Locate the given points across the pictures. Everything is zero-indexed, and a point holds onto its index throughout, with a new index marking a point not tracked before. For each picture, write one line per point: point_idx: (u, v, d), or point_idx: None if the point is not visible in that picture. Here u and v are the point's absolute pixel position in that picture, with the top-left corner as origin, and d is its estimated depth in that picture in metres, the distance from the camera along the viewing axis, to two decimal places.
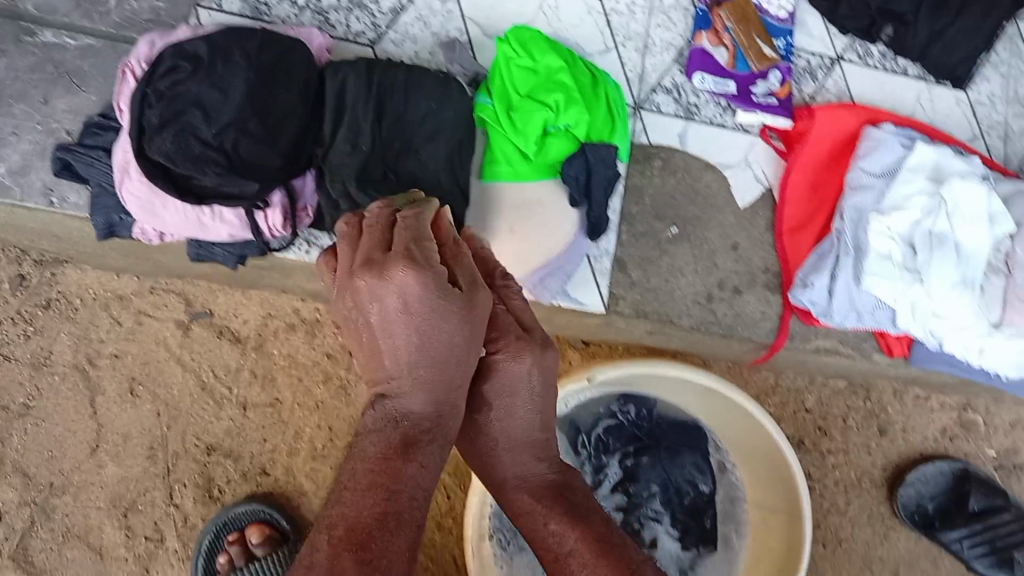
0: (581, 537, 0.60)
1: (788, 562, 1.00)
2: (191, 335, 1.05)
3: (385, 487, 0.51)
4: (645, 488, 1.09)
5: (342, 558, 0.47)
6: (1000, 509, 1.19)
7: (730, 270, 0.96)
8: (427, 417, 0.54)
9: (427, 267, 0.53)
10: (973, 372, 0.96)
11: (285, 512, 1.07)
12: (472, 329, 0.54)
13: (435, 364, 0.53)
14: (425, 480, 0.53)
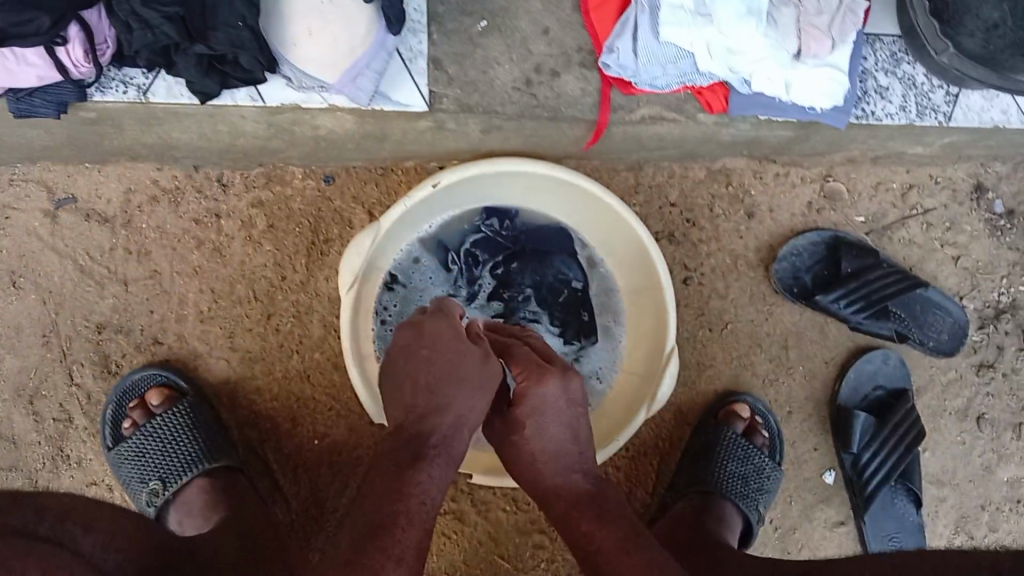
0: (608, 537, 0.77)
1: (659, 333, 1.07)
2: (61, 221, 1.10)
3: (404, 492, 0.71)
4: (520, 291, 1.13)
5: (360, 531, 0.67)
6: (874, 266, 1.24)
7: (544, 54, 1.00)
8: (438, 426, 0.77)
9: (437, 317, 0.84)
10: (787, 111, 1.02)
11: (183, 373, 1.12)
12: (476, 359, 0.81)
13: (445, 379, 0.78)
14: (435, 483, 0.74)
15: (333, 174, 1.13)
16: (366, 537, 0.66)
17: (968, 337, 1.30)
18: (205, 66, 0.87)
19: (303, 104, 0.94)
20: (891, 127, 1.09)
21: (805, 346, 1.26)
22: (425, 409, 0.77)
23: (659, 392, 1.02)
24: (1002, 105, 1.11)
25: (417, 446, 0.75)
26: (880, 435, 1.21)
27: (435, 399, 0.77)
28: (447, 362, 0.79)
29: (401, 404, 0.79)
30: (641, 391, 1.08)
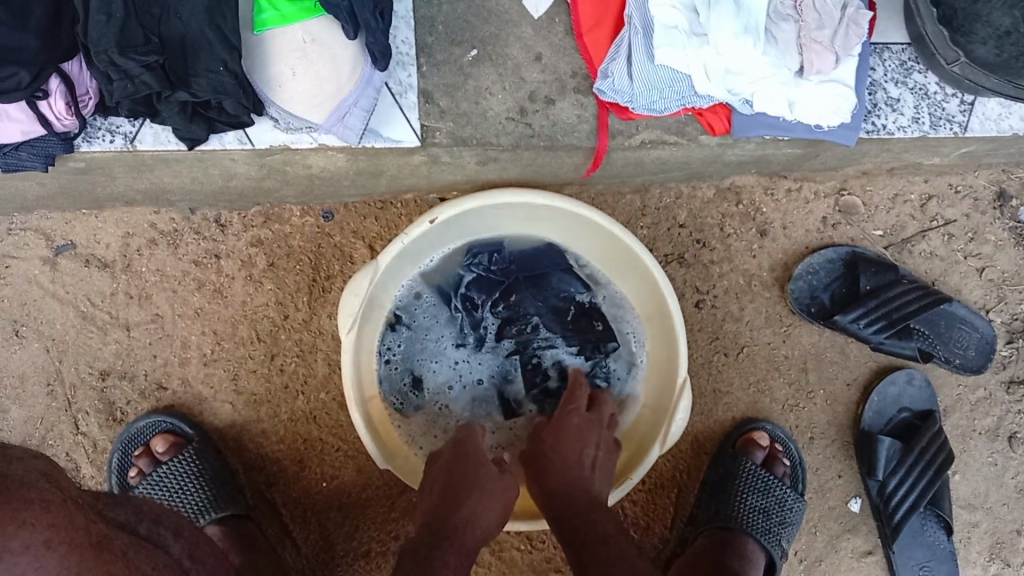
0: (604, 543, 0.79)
1: (672, 367, 1.02)
2: (60, 269, 1.09)
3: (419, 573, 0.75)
4: (526, 322, 1.09)
5: None
6: (894, 282, 1.19)
7: (538, 80, 0.98)
8: (450, 517, 0.81)
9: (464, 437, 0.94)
10: (794, 130, 0.98)
11: (188, 418, 1.10)
12: (484, 463, 0.89)
13: (462, 479, 0.86)
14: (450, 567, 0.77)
15: (331, 209, 1.12)
16: None
17: (997, 353, 1.24)
18: (189, 112, 0.86)
19: (292, 145, 0.93)
20: (904, 140, 1.05)
21: (824, 368, 1.21)
22: (449, 507, 0.82)
23: (673, 429, 0.98)
24: (1021, 112, 1.07)
25: (444, 532, 0.80)
26: (908, 459, 1.16)
27: (463, 491, 0.84)
28: (470, 463, 0.88)
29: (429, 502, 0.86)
30: (655, 426, 1.03)
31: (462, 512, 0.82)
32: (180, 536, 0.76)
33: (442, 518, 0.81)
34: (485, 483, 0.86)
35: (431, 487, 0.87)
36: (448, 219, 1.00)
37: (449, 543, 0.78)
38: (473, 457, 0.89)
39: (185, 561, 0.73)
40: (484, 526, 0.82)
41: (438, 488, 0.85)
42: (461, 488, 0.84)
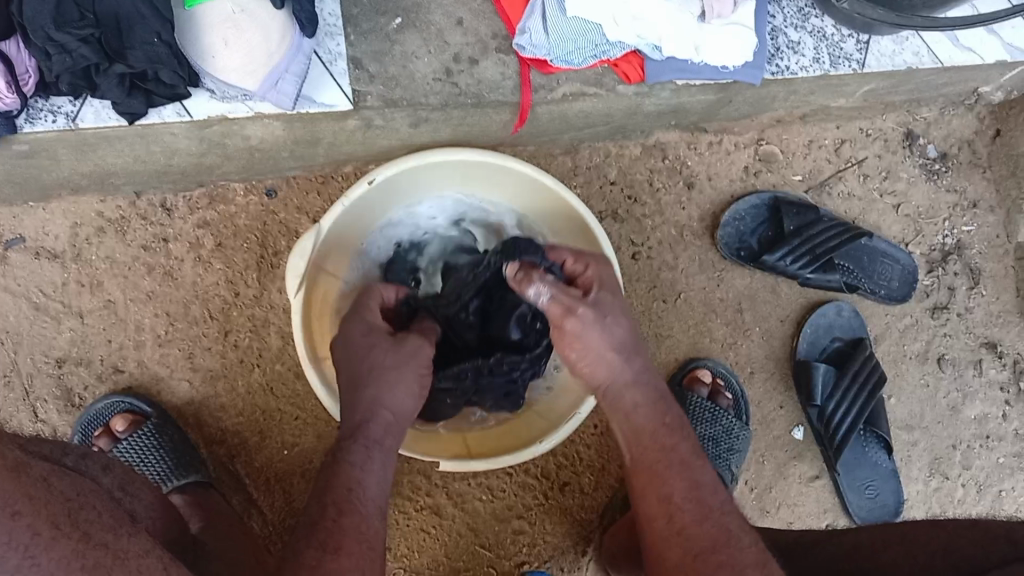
0: (694, 494, 0.80)
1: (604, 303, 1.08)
2: (11, 263, 1.12)
3: (343, 499, 0.72)
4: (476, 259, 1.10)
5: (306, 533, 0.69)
6: (815, 221, 1.27)
7: (461, 43, 1.04)
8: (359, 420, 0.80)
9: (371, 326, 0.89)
10: (703, 73, 1.05)
11: (147, 398, 1.12)
12: (387, 346, 0.86)
13: (373, 378, 0.83)
14: (371, 485, 0.76)
15: (274, 187, 1.16)
16: (325, 539, 0.68)
17: (919, 282, 1.32)
18: (127, 85, 0.90)
19: (229, 114, 0.97)
20: (807, 79, 1.13)
21: (759, 307, 1.28)
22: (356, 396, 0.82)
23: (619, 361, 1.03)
24: (914, 48, 1.14)
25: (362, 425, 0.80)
26: (842, 382, 1.22)
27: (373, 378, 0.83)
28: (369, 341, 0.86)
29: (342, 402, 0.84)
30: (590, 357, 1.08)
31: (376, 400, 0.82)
32: (110, 470, 0.75)
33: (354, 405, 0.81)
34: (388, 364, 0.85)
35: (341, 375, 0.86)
36: (386, 181, 1.06)
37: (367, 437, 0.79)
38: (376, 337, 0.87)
39: (117, 493, 0.72)
40: (398, 412, 0.83)
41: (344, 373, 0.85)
42: (372, 372, 0.83)
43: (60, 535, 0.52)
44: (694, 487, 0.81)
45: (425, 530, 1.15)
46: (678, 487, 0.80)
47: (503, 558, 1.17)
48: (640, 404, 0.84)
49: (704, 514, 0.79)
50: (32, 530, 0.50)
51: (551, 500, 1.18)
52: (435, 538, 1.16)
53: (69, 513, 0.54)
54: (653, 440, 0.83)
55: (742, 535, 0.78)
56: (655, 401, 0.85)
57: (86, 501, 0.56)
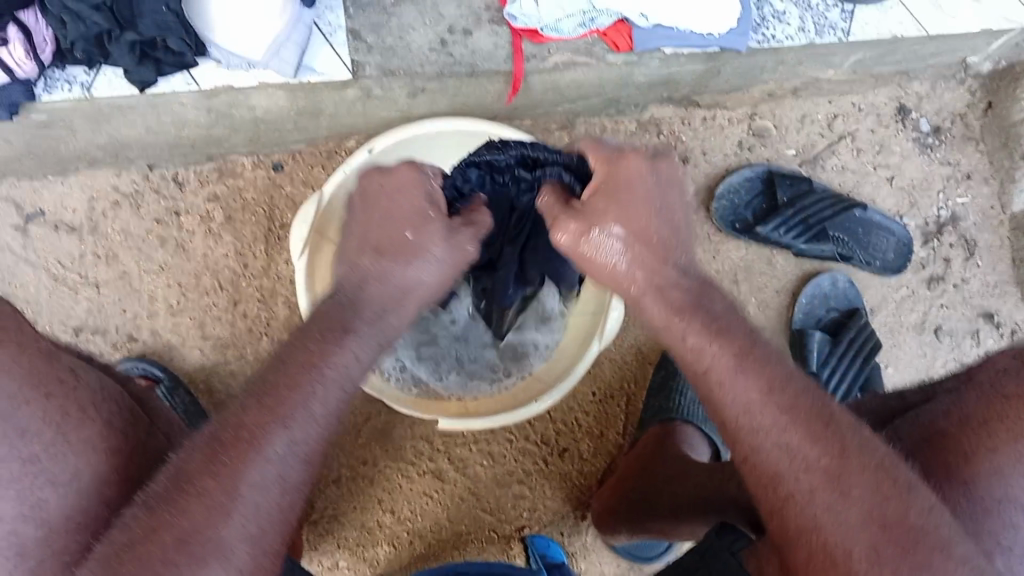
0: (813, 451, 0.63)
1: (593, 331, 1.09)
2: (32, 236, 1.17)
3: (221, 466, 0.62)
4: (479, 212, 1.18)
5: (207, 482, 0.61)
6: (808, 192, 1.29)
7: (456, 15, 1.07)
8: (201, 469, 0.62)
9: (283, 371, 0.68)
10: (690, 39, 1.09)
11: (160, 363, 1.17)
12: (289, 383, 0.67)
13: (268, 402, 0.65)
14: (261, 466, 0.63)
15: (281, 162, 1.20)
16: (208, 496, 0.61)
17: (914, 254, 1.35)
18: (138, 53, 0.95)
19: (234, 84, 1.02)
20: (793, 48, 1.15)
21: (755, 278, 1.31)
22: (288, 402, 0.65)
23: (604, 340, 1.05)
24: (898, 18, 1.17)
25: (300, 380, 0.67)
26: (838, 349, 1.27)
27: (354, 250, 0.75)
28: (305, 385, 0.67)
29: (241, 421, 0.64)
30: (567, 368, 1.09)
31: (332, 355, 0.69)
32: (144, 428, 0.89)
33: (284, 385, 0.67)
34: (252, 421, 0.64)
35: (191, 478, 0.61)
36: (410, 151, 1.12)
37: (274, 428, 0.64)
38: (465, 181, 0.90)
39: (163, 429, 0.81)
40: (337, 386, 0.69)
41: (217, 444, 0.63)
42: (276, 390, 0.66)
43: (86, 419, 0.65)
44: (766, 387, 0.66)
45: (428, 493, 1.18)
46: (755, 397, 0.65)
47: (504, 522, 1.20)
48: (672, 308, 0.71)
49: (835, 423, 0.64)
50: (19, 426, 0.60)
51: (552, 465, 1.22)
52: (437, 501, 1.19)
53: (92, 401, 0.67)
54: (726, 341, 0.68)
55: (808, 454, 0.62)
56: (685, 305, 0.71)
57: (109, 397, 0.69)
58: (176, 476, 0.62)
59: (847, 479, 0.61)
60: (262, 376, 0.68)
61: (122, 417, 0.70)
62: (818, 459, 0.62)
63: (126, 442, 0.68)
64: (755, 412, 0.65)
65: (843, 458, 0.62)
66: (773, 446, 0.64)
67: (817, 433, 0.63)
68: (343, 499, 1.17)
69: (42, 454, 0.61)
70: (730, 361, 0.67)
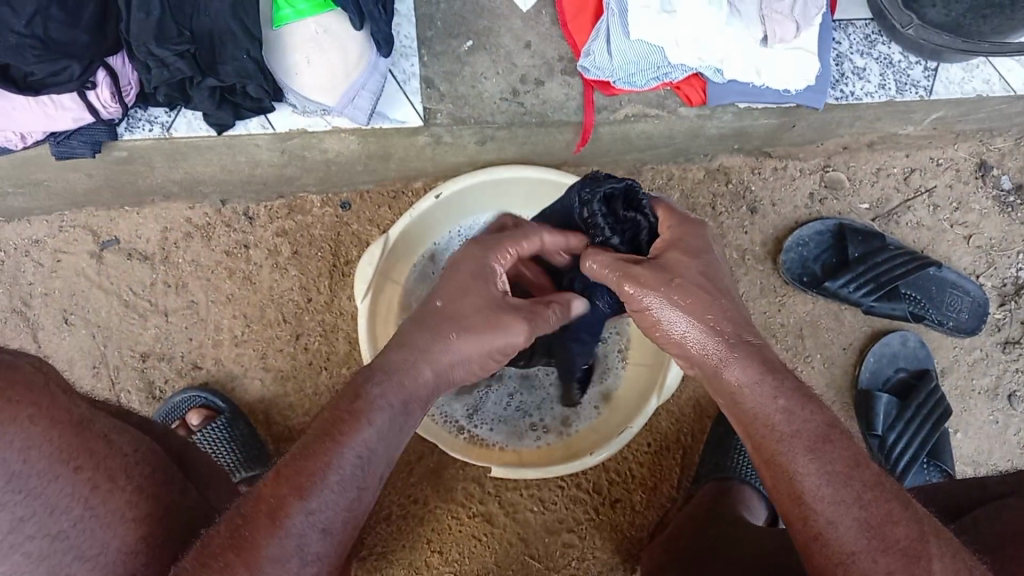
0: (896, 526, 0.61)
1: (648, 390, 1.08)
2: (106, 262, 1.20)
3: (248, 538, 0.61)
4: None
5: (230, 554, 0.60)
6: (881, 249, 1.25)
7: (529, 65, 1.08)
8: (225, 540, 0.61)
9: (311, 438, 0.66)
10: (766, 96, 1.07)
11: (221, 393, 1.19)
12: (316, 448, 0.66)
13: (296, 472, 0.64)
14: (285, 536, 0.61)
15: (348, 200, 1.22)
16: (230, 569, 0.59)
17: (990, 315, 1.30)
18: (217, 98, 0.97)
19: (309, 128, 1.04)
20: (872, 105, 1.12)
21: (821, 334, 1.28)
22: (314, 468, 0.64)
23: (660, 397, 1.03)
24: (984, 76, 1.14)
25: (324, 451, 0.66)
26: (907, 412, 1.22)
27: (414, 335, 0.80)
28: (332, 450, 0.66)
29: (269, 491, 0.63)
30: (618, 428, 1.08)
31: (358, 423, 0.68)
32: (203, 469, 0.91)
33: (310, 449, 0.65)
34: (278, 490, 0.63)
35: (213, 553, 0.60)
36: (473, 195, 1.13)
37: (301, 495, 0.63)
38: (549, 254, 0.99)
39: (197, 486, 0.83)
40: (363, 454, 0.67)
41: (241, 517, 0.62)
42: (299, 456, 0.65)
43: (114, 487, 0.65)
44: (850, 463, 0.63)
45: (476, 537, 1.18)
46: (836, 473, 0.63)
47: (552, 570, 1.19)
48: (748, 380, 0.66)
49: (913, 506, 0.63)
50: (48, 503, 0.60)
51: (602, 516, 1.20)
52: (486, 545, 1.18)
53: (123, 467, 0.67)
54: (802, 420, 0.65)
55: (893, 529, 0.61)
56: (767, 373, 0.67)
57: (140, 458, 0.70)
58: (201, 551, 0.61)
59: (925, 561, 0.59)
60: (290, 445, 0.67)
61: (154, 478, 0.70)
62: (894, 539, 0.60)
63: (158, 503, 0.69)
64: (830, 489, 0.62)
65: (924, 541, 0.60)
66: (852, 522, 0.61)
67: (897, 513, 0.62)
68: (392, 537, 1.17)
69: (72, 528, 0.61)
70: (814, 435, 0.64)
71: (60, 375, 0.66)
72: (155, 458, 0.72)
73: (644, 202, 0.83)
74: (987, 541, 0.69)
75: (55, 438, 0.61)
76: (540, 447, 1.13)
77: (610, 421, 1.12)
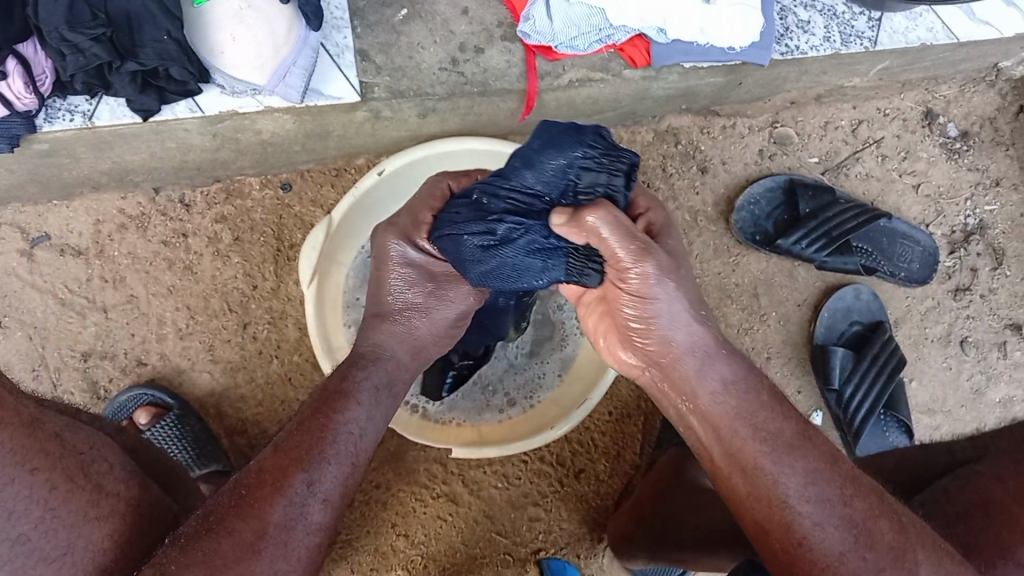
0: (876, 520, 0.65)
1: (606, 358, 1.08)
2: (37, 260, 1.15)
3: (250, 508, 0.66)
4: None
5: (232, 520, 0.64)
6: (831, 204, 1.25)
7: (467, 32, 1.04)
8: (227, 508, 0.66)
9: (304, 425, 0.73)
10: (711, 54, 1.05)
11: (169, 389, 1.15)
12: (311, 434, 0.72)
13: (291, 453, 0.70)
14: (285, 509, 0.67)
15: (289, 181, 1.18)
16: (235, 533, 0.64)
17: (940, 263, 1.31)
18: (139, 83, 0.92)
19: (240, 109, 0.99)
20: (818, 59, 1.11)
21: (775, 291, 1.28)
22: (313, 452, 0.71)
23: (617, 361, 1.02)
24: (928, 24, 1.13)
25: (316, 436, 0.72)
26: (860, 366, 1.23)
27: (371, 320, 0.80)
28: (326, 438, 0.73)
29: (269, 469, 0.69)
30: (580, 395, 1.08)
31: (344, 411, 0.76)
32: None
33: (305, 435, 0.72)
34: (275, 468, 0.69)
35: (218, 521, 0.64)
36: (418, 171, 1.10)
37: (301, 473, 0.69)
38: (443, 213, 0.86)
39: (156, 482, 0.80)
40: (349, 441, 0.74)
41: (242, 488, 0.68)
42: (296, 443, 0.71)
43: (75, 487, 0.63)
44: (828, 462, 0.68)
45: (441, 517, 1.17)
46: (817, 473, 0.67)
47: (519, 545, 1.19)
48: (729, 383, 0.72)
49: (886, 497, 0.68)
50: (5, 507, 0.58)
51: (567, 487, 1.20)
52: (451, 525, 1.17)
53: (82, 466, 0.65)
54: (777, 427, 0.70)
55: (876, 524, 0.65)
56: (745, 378, 0.72)
57: (97, 455, 0.68)
58: (204, 519, 0.65)
59: (910, 554, 0.63)
60: (284, 433, 0.73)
61: (114, 475, 0.68)
62: (881, 538, 0.64)
63: (121, 501, 0.67)
64: (813, 492, 0.66)
65: (907, 531, 0.64)
66: (835, 522, 0.65)
67: (875, 507, 0.66)
68: (355, 525, 1.15)
69: (34, 533, 0.60)
70: (790, 439, 0.69)
71: (4, 377, 0.63)
72: (112, 453, 0.70)
73: (633, 180, 0.79)
74: (960, 513, 0.72)
75: (7, 441, 0.60)
76: (500, 423, 1.11)
77: (570, 390, 1.11)
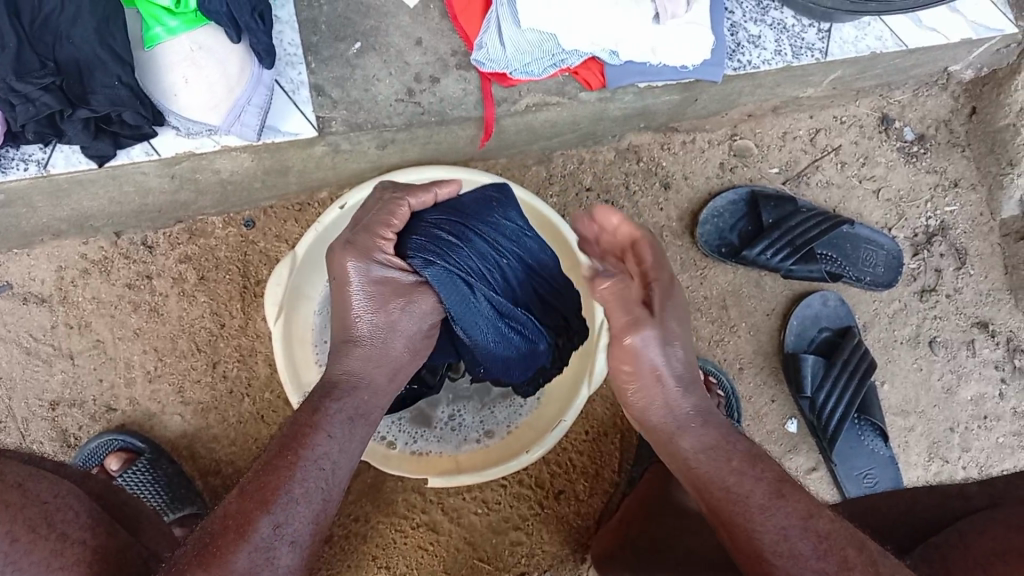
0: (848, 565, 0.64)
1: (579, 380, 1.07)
2: (0, 310, 1.14)
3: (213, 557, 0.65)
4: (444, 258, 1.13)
5: (194, 570, 0.63)
6: (792, 214, 1.26)
7: (421, 62, 1.04)
8: (190, 559, 0.65)
9: (271, 466, 0.72)
10: (663, 74, 1.06)
11: (140, 434, 1.14)
12: (277, 474, 0.71)
13: (255, 497, 0.69)
14: (247, 557, 0.65)
15: (252, 217, 1.17)
16: None
17: (905, 266, 1.32)
18: (93, 129, 0.91)
19: (197, 149, 0.99)
20: (771, 72, 1.12)
21: (744, 302, 1.28)
22: (278, 495, 0.70)
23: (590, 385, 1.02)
24: (876, 33, 1.15)
25: (281, 477, 0.71)
26: (832, 372, 1.25)
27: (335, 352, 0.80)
28: (293, 478, 0.71)
29: (235, 516, 0.68)
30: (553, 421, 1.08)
31: (312, 446, 0.74)
32: None
33: (269, 476, 0.71)
34: (239, 514, 0.68)
35: (179, 572, 0.63)
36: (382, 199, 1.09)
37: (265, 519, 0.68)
38: (438, 235, 0.84)
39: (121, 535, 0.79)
40: (320, 482, 0.73)
41: (207, 538, 0.67)
42: (261, 486, 0.70)
43: (36, 537, 0.63)
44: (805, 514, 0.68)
45: (423, 547, 1.16)
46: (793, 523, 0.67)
47: (503, 570, 1.18)
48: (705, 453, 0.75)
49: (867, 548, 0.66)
50: None
51: (547, 509, 1.20)
52: (433, 554, 1.17)
53: (45, 516, 0.65)
54: (758, 482, 0.71)
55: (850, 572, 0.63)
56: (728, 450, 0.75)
57: (63, 503, 0.67)
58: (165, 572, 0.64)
59: None
60: (250, 476, 0.72)
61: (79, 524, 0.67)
62: None
63: (87, 549, 0.66)
64: (788, 540, 0.66)
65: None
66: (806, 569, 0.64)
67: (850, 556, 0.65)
68: (335, 560, 1.14)
69: None
70: (766, 492, 0.70)
71: None
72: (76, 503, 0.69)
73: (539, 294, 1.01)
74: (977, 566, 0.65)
75: None
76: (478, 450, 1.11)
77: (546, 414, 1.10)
